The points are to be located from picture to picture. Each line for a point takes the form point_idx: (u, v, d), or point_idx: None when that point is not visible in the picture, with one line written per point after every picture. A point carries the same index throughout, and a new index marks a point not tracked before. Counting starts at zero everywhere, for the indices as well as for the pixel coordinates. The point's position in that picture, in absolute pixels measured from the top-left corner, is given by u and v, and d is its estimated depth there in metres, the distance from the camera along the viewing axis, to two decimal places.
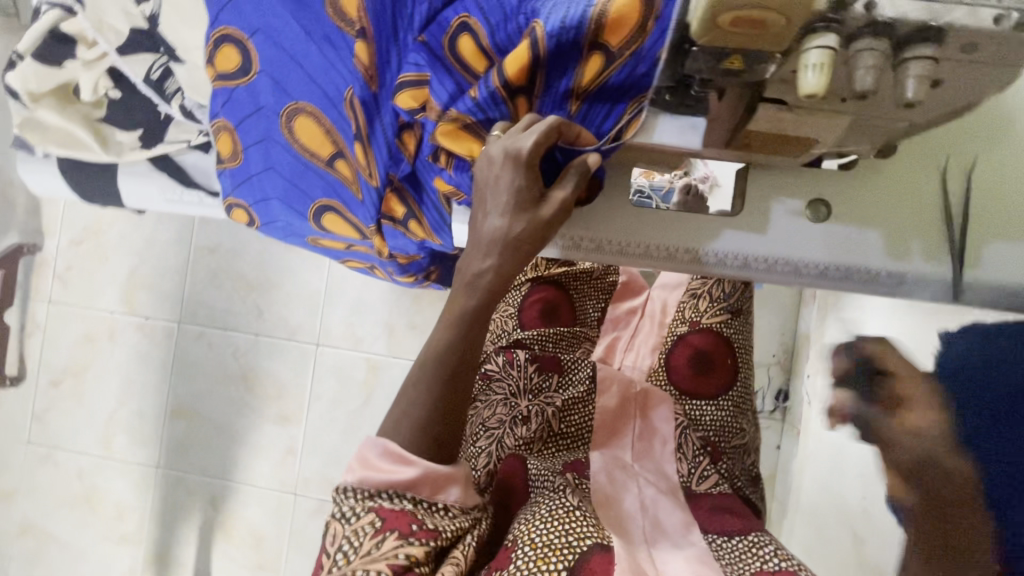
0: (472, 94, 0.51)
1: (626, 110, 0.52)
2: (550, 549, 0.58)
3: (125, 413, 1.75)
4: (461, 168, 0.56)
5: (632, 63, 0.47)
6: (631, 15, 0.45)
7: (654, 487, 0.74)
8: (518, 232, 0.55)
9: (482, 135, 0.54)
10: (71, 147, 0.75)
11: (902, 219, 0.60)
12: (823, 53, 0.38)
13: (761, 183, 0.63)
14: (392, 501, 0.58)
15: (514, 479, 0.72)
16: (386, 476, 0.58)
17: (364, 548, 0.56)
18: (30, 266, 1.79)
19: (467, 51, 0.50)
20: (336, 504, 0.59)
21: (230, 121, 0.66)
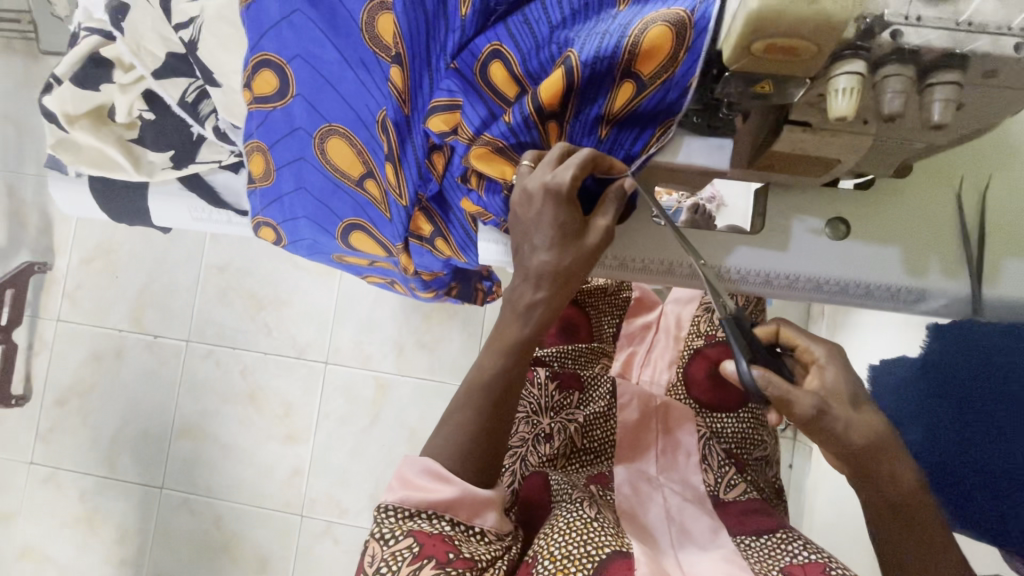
0: (506, 119, 0.53)
1: (654, 135, 0.53)
2: (571, 560, 0.57)
3: (131, 432, 1.74)
4: (491, 191, 0.58)
5: (663, 91, 0.49)
6: (663, 46, 0.46)
7: (680, 496, 0.74)
8: (565, 264, 0.56)
9: (514, 158, 0.55)
10: (104, 167, 0.76)
11: (919, 237, 0.62)
12: (852, 79, 0.40)
13: (779, 202, 0.64)
14: (430, 523, 0.58)
15: (538, 493, 0.72)
16: (427, 496, 0.58)
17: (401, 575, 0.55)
18: (40, 286, 1.80)
19: (500, 78, 0.52)
20: (376, 525, 0.59)
21: (263, 142, 0.67)
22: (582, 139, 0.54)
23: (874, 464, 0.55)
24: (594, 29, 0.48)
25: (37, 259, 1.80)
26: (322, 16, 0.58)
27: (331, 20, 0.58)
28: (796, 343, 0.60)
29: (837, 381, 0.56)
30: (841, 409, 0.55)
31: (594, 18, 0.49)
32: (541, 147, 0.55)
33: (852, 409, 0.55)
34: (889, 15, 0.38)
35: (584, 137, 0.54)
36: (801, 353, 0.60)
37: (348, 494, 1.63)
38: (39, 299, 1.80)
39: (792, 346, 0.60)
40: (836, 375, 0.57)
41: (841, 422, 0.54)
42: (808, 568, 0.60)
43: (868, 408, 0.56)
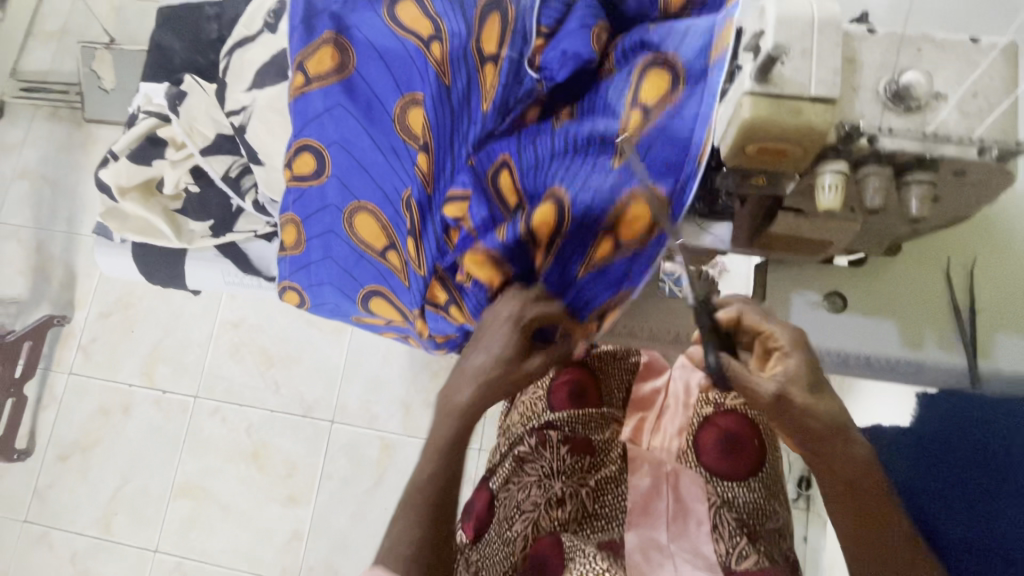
0: (499, 236, 0.58)
1: (615, 297, 0.60)
2: None
3: (130, 490, 1.71)
4: (473, 292, 0.63)
5: (635, 255, 0.57)
6: (642, 216, 0.56)
7: (691, 565, 0.74)
8: (496, 376, 0.57)
9: (502, 267, 0.60)
10: (147, 234, 0.79)
11: (913, 313, 0.66)
12: (837, 176, 0.45)
13: (780, 278, 0.69)
14: None
15: (547, 551, 0.74)
16: None
17: None
18: (56, 338, 1.84)
19: (507, 183, 0.59)
20: None
21: (297, 215, 0.72)
22: (558, 287, 0.60)
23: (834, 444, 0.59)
24: (595, 166, 0.57)
25: (57, 312, 1.85)
26: (359, 107, 0.65)
27: (367, 111, 0.65)
28: (761, 329, 0.59)
29: (799, 369, 0.57)
30: (800, 395, 0.57)
31: (595, 158, 0.57)
32: (526, 274, 0.60)
33: (810, 394, 0.57)
34: (864, 124, 0.44)
35: (561, 284, 0.60)
36: (766, 336, 0.59)
37: (346, 562, 1.57)
38: (53, 351, 1.83)
39: (756, 331, 0.59)
40: (798, 362, 0.58)
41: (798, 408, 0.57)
42: None
43: (825, 393, 0.58)
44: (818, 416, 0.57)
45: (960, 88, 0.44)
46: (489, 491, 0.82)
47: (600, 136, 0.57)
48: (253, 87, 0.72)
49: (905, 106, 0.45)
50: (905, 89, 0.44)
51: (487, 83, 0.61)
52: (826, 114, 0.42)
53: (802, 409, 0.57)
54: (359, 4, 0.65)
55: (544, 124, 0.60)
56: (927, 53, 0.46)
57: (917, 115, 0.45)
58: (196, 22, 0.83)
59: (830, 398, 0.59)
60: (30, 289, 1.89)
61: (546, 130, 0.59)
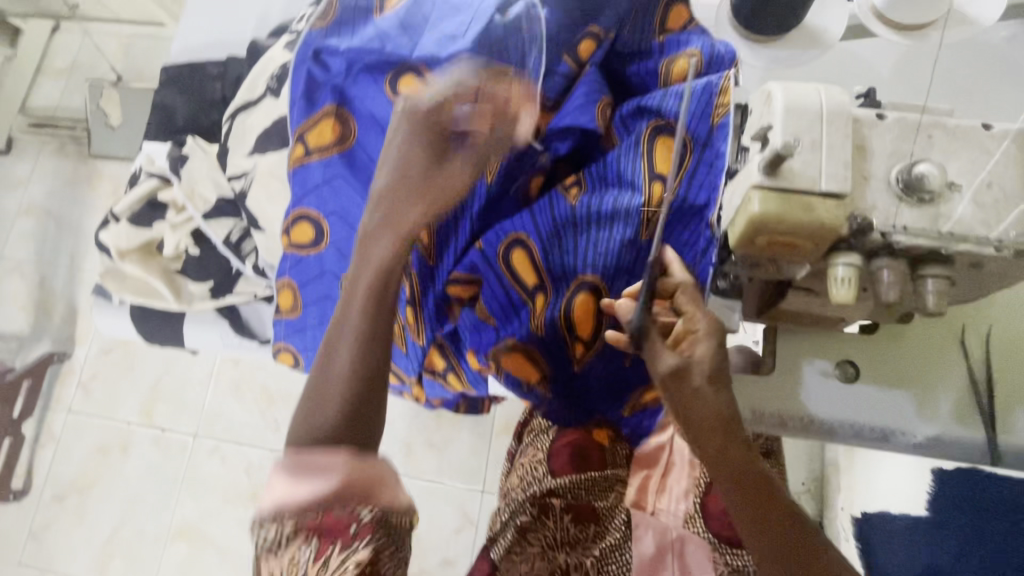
0: (532, 325, 0.63)
1: None
2: None
3: (126, 532, 1.68)
4: (511, 383, 0.67)
5: None
6: None
7: None
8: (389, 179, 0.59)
9: (540, 361, 0.65)
10: (145, 296, 0.78)
11: (928, 385, 0.64)
12: (849, 270, 0.44)
13: (789, 345, 0.67)
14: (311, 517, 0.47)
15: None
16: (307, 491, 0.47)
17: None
18: (56, 375, 1.82)
19: (529, 254, 0.62)
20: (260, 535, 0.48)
21: (295, 280, 0.70)
22: (606, 361, 0.65)
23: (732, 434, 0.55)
24: (612, 231, 0.60)
25: (57, 348, 1.85)
26: (359, 179, 0.65)
27: (366, 183, 0.65)
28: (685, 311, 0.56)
29: (709, 355, 0.54)
30: (700, 380, 0.54)
31: (612, 225, 0.60)
32: (565, 365, 0.65)
33: (711, 384, 0.54)
34: (876, 218, 0.43)
35: (612, 361, 0.65)
36: (686, 321, 0.56)
37: None
38: (52, 389, 1.82)
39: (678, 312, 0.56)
40: (708, 350, 0.54)
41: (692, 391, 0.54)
42: None
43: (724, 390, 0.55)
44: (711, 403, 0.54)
45: (970, 178, 0.43)
46: (490, 560, 0.78)
47: (624, 208, 0.59)
48: (254, 152, 0.72)
49: (919, 198, 0.43)
50: (918, 180, 0.43)
51: (491, 157, 0.63)
52: (836, 211, 0.42)
53: (694, 391, 0.54)
54: (360, 77, 0.65)
55: (552, 193, 0.63)
56: (938, 140, 0.44)
57: (930, 207, 0.43)
58: (199, 81, 0.84)
59: (727, 392, 0.55)
60: (30, 325, 1.88)
61: (554, 200, 0.62)
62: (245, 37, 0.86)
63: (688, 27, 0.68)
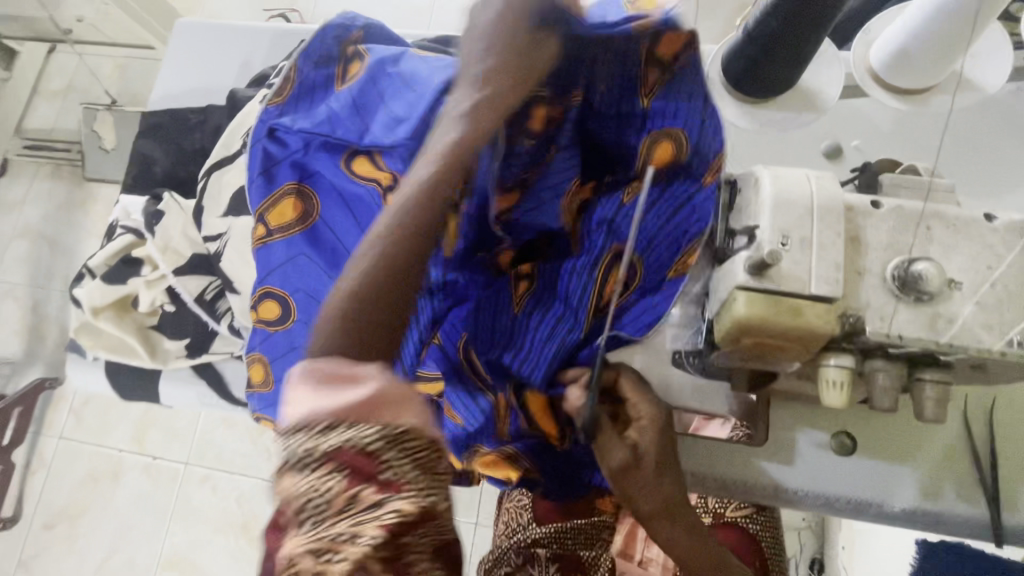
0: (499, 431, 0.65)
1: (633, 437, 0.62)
2: None
3: (116, 562, 1.66)
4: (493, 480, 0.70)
5: None
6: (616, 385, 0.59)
7: None
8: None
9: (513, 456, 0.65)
10: (119, 352, 0.76)
11: (930, 460, 0.61)
12: (841, 372, 0.41)
13: (783, 415, 0.64)
14: (348, 429, 0.31)
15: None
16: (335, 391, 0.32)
17: (330, 514, 0.30)
18: (48, 401, 1.81)
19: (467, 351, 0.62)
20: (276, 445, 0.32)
21: (265, 355, 0.68)
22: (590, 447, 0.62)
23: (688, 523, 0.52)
24: (554, 329, 0.59)
25: (50, 374, 1.83)
26: (324, 255, 0.64)
27: (331, 258, 0.64)
28: (629, 398, 0.56)
29: (653, 442, 0.53)
30: (648, 472, 0.51)
31: (553, 331, 0.59)
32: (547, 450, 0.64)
33: (656, 475, 0.51)
34: (868, 319, 0.41)
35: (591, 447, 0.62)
36: (629, 409, 0.56)
37: None
38: (44, 415, 1.80)
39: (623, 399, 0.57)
40: (651, 439, 0.53)
41: (639, 488, 0.51)
42: None
43: (672, 479, 0.52)
44: (654, 498, 0.51)
45: (972, 275, 0.41)
46: None
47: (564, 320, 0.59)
48: (230, 213, 0.72)
49: (916, 297, 0.41)
50: (914, 279, 0.40)
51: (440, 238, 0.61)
52: (827, 316, 0.39)
53: (644, 483, 0.51)
54: (319, 152, 0.65)
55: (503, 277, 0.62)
56: (938, 233, 0.42)
57: (928, 307, 0.40)
58: (179, 131, 0.83)
59: (677, 479, 0.52)
60: (24, 350, 1.87)
61: (501, 298, 0.62)
62: (226, 86, 0.84)
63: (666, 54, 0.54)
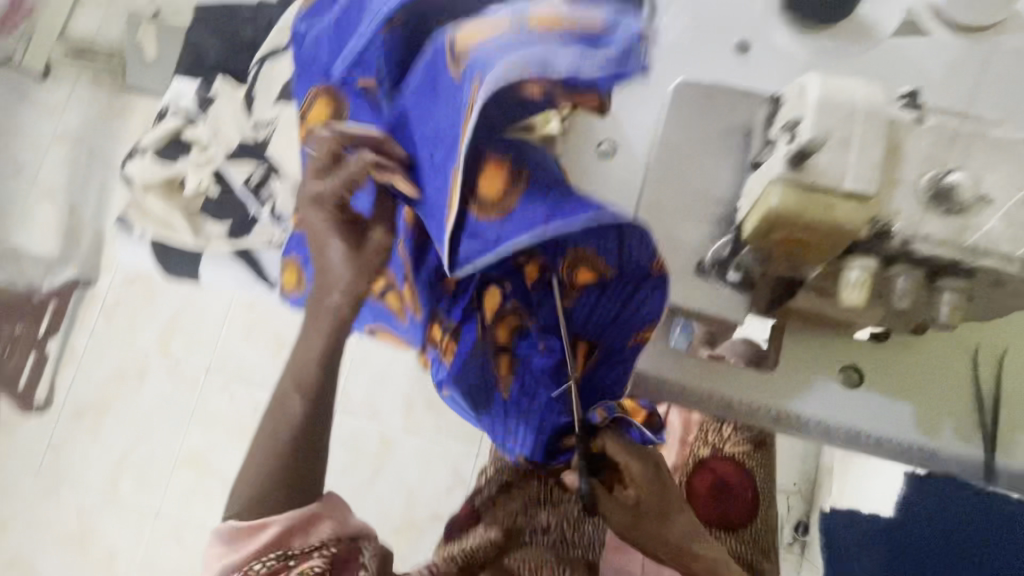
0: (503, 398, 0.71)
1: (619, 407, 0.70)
2: None
3: (138, 454, 1.77)
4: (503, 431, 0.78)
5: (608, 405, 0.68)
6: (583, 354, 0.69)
7: None
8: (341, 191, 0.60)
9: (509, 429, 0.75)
10: (163, 228, 0.80)
11: (932, 399, 0.64)
12: (865, 273, 0.44)
13: (795, 344, 0.66)
14: (267, 560, 0.62)
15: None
16: (253, 544, 0.62)
17: None
18: (81, 300, 1.90)
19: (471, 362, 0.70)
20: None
21: (299, 258, 0.73)
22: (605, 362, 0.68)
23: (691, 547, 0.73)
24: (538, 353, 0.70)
25: (83, 274, 1.91)
26: None
27: None
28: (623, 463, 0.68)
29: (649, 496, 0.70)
30: (650, 521, 0.70)
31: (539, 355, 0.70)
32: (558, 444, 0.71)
33: (659, 521, 0.71)
34: (899, 225, 0.42)
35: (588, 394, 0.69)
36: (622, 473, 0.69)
37: None
38: (77, 312, 1.89)
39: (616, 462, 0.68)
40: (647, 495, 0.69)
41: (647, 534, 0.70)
42: None
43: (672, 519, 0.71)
44: (662, 540, 0.71)
45: (1007, 193, 0.41)
46: (473, 505, 0.90)
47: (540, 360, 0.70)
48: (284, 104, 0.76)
49: (945, 209, 0.42)
50: (947, 191, 0.41)
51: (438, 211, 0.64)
52: (858, 213, 0.40)
53: (654, 531, 0.71)
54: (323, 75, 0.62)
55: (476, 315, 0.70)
56: (977, 150, 0.42)
57: (956, 220, 0.42)
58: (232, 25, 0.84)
59: (673, 520, 0.72)
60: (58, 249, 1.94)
61: (486, 372, 0.71)
62: None
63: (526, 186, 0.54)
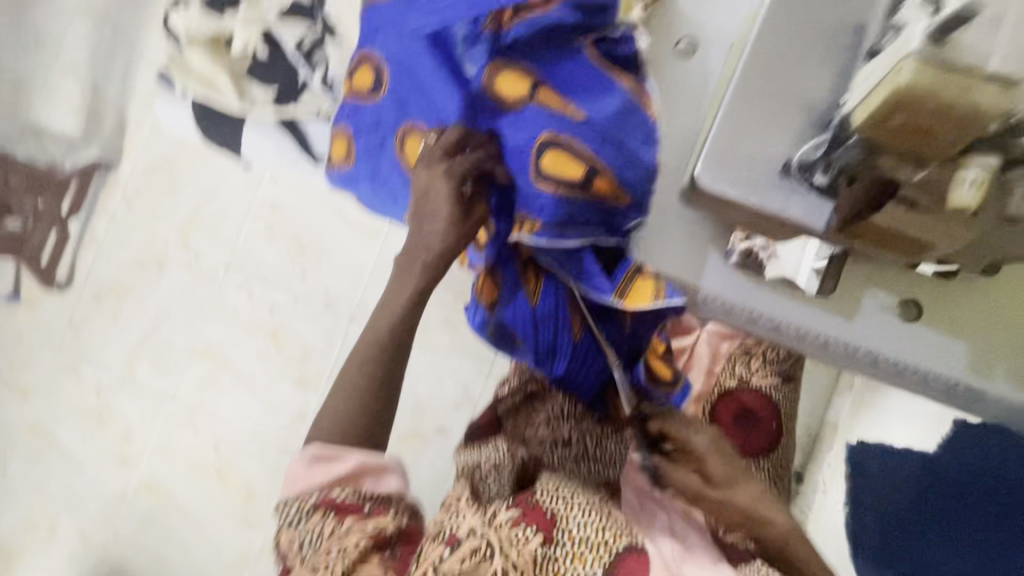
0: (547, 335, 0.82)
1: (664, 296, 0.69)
2: (590, 547, 0.72)
3: (154, 341, 1.80)
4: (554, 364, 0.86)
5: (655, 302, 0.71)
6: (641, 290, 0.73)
7: (680, 518, 0.83)
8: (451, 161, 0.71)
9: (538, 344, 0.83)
10: (209, 87, 0.93)
11: (988, 341, 0.62)
12: (981, 173, 0.41)
13: (856, 271, 0.63)
14: (338, 492, 0.74)
15: (537, 518, 0.74)
16: (327, 474, 0.74)
17: (328, 529, 0.72)
18: (103, 183, 1.87)
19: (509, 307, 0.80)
20: (286, 511, 0.75)
21: (349, 129, 0.76)
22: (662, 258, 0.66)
23: (758, 506, 0.78)
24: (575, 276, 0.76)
25: (105, 157, 1.88)
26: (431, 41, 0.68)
27: (436, 45, 0.68)
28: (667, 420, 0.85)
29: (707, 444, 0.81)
30: (712, 463, 0.81)
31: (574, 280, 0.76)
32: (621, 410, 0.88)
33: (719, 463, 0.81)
34: None
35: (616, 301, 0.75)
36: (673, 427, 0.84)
37: None
38: (98, 195, 1.87)
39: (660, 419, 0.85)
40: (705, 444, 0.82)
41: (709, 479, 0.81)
42: None
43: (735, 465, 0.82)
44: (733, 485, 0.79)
45: None
46: (493, 412, 0.93)
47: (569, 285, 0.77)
48: None
49: None
50: None
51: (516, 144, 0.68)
52: (997, 98, 0.36)
53: (720, 472, 0.80)
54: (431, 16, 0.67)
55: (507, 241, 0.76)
56: None
57: None
58: None
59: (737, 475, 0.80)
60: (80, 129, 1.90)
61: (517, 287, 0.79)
62: None
63: (617, 205, 0.66)
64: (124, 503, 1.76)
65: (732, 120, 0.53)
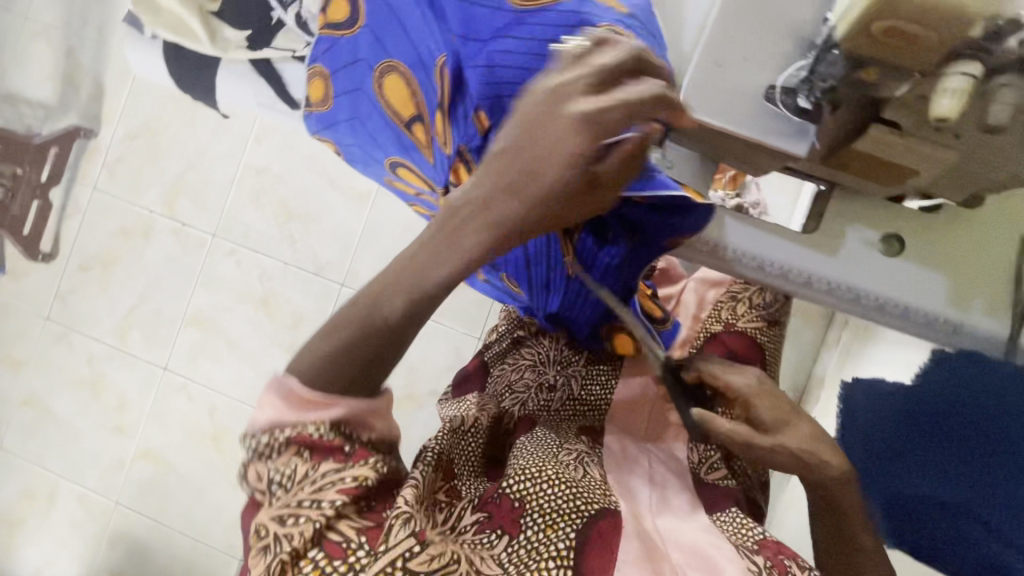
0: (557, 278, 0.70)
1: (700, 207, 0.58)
2: (559, 516, 0.61)
3: (144, 310, 1.79)
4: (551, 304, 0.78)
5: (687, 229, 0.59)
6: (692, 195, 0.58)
7: (665, 466, 0.78)
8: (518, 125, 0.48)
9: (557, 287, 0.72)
10: (179, 31, 0.90)
11: (968, 275, 0.62)
12: (965, 79, 0.37)
13: (840, 208, 0.65)
14: (314, 431, 0.52)
15: (504, 515, 0.62)
16: (307, 414, 0.52)
17: (299, 475, 0.51)
18: (82, 151, 1.83)
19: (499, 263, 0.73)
20: (250, 444, 0.53)
21: (326, 68, 0.72)
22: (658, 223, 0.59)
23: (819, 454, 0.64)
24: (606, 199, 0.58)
25: (84, 124, 1.83)
26: None
27: None
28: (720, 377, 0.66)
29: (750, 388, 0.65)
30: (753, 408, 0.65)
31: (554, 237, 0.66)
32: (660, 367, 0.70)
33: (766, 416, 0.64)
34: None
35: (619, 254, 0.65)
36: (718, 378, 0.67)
37: None
38: (78, 163, 1.83)
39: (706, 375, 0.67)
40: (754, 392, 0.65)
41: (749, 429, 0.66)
42: (778, 545, 0.68)
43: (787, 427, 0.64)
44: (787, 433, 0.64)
45: None
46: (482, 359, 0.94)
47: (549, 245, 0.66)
48: None
49: None
50: None
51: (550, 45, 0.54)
52: None
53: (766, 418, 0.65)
54: None
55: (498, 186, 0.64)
56: None
57: None
58: None
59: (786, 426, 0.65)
60: (58, 95, 1.85)
61: None
62: None
63: None
64: (122, 471, 1.78)
65: (721, 28, 0.53)
